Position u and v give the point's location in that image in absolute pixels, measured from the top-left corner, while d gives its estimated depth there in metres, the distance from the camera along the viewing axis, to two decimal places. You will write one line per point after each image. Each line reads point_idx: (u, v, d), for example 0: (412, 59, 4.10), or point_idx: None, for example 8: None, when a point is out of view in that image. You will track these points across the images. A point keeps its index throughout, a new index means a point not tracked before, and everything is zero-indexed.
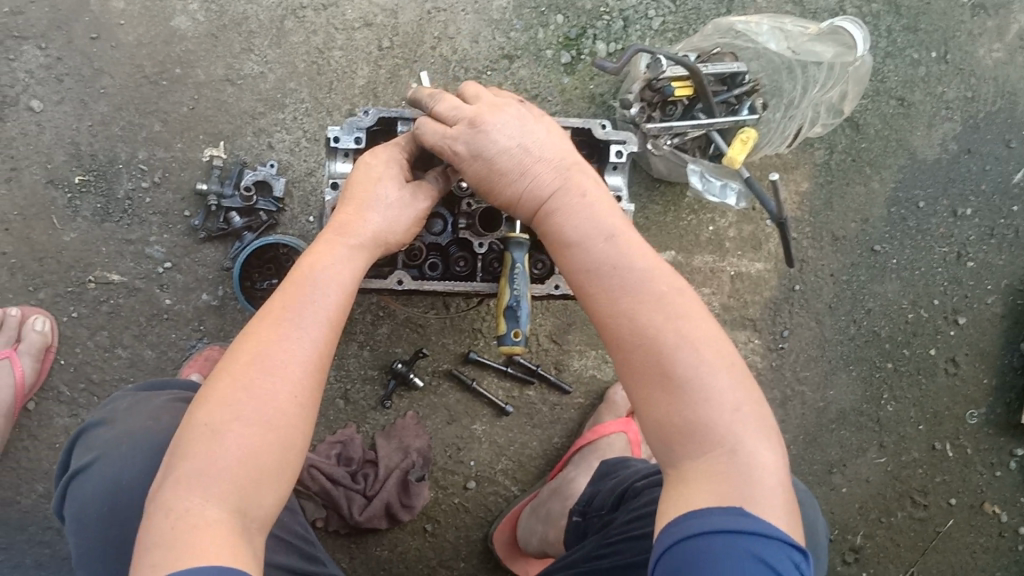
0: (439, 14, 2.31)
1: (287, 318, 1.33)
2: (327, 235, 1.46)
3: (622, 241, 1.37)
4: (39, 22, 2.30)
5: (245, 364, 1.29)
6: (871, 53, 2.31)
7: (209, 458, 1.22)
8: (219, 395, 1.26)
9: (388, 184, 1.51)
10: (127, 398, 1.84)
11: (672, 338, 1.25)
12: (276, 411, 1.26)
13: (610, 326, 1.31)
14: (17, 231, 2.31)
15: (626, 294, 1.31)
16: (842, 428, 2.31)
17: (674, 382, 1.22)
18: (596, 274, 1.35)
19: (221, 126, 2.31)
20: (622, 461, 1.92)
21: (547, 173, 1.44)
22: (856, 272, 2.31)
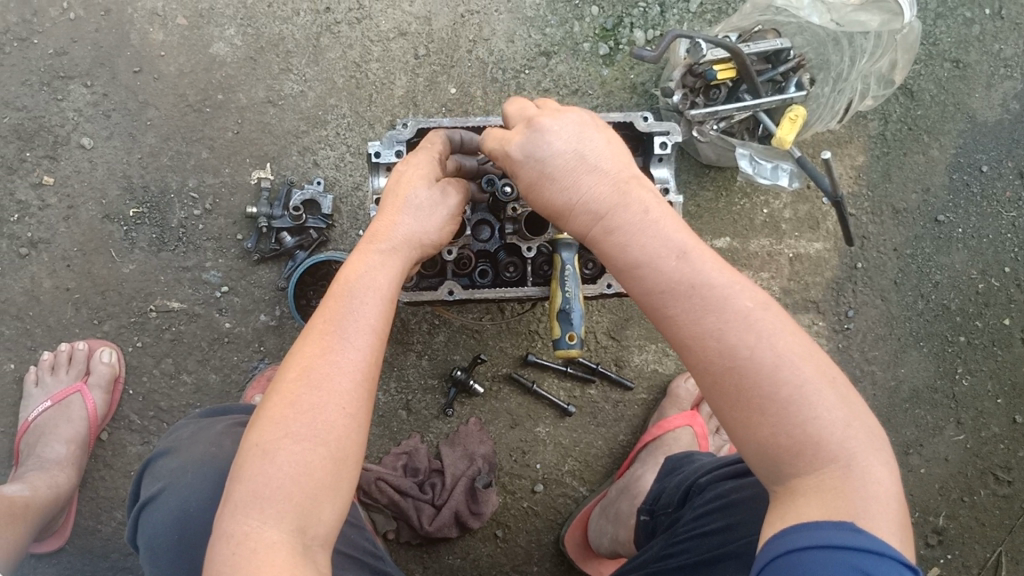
0: (473, 17, 2.29)
1: (329, 330, 1.33)
2: (363, 246, 1.47)
3: (695, 258, 1.23)
4: (83, 61, 2.35)
5: (293, 382, 1.28)
6: (921, 16, 2.22)
7: (264, 479, 1.21)
8: (270, 414, 1.27)
9: (419, 186, 1.53)
10: (190, 426, 1.90)
11: (771, 358, 1.15)
12: (326, 424, 1.26)
13: (690, 351, 1.20)
14: (78, 266, 2.36)
15: (714, 315, 1.18)
16: (917, 407, 2.23)
17: (777, 403, 1.13)
18: (668, 293, 1.22)
19: (266, 148, 2.32)
20: (687, 457, 1.88)
21: (603, 187, 1.30)
22: (921, 244, 2.23)
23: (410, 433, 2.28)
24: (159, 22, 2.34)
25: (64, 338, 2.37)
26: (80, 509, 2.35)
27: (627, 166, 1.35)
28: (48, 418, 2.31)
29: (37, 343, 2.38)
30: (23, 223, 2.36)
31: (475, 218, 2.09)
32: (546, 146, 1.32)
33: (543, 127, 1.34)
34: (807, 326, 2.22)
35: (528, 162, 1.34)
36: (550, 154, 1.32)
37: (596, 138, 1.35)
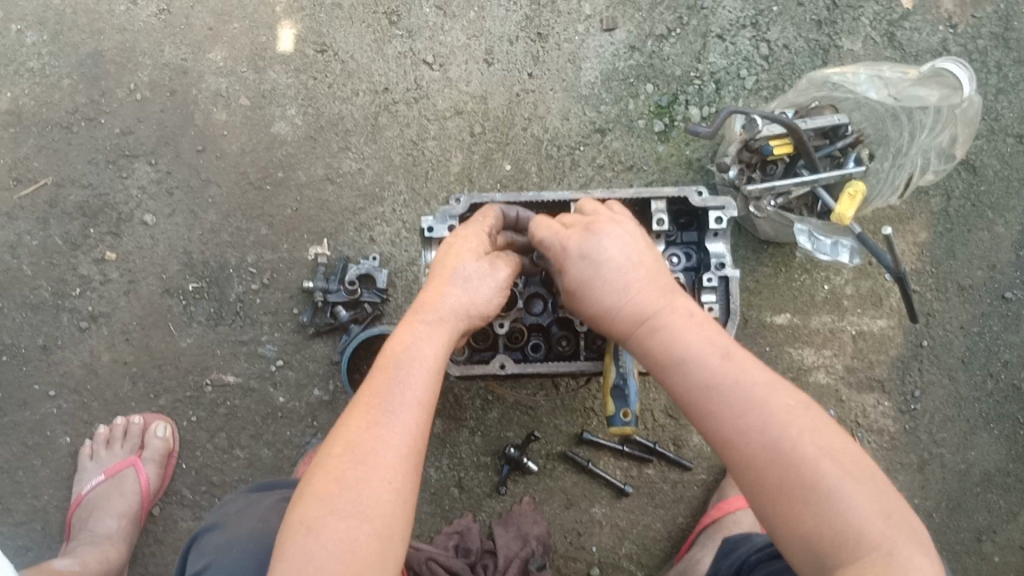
0: (528, 95, 2.32)
1: (374, 405, 1.33)
2: (410, 319, 1.47)
3: (738, 360, 1.28)
4: (149, 140, 2.41)
5: (337, 458, 1.28)
6: (981, 92, 2.22)
7: (308, 556, 1.18)
8: (315, 490, 1.25)
9: (467, 259, 1.54)
10: (239, 501, 1.91)
11: (811, 452, 1.15)
12: (371, 500, 1.23)
13: (731, 447, 1.21)
14: (137, 340, 2.40)
15: (756, 411, 1.21)
16: (988, 492, 2.15)
17: (816, 494, 1.12)
18: (706, 389, 1.26)
19: (324, 225, 2.35)
20: (743, 536, 1.83)
21: (651, 294, 1.39)
22: (989, 322, 2.18)
23: (463, 512, 2.24)
24: (221, 102, 2.40)
25: (120, 412, 2.39)
26: None
27: (669, 280, 1.44)
28: (100, 492, 2.31)
29: (93, 417, 2.40)
30: (84, 297, 2.40)
31: (529, 292, 2.09)
32: (600, 248, 1.43)
33: (598, 233, 1.44)
34: (872, 406, 2.17)
35: (586, 254, 1.43)
36: (603, 257, 1.42)
37: (642, 251, 1.45)
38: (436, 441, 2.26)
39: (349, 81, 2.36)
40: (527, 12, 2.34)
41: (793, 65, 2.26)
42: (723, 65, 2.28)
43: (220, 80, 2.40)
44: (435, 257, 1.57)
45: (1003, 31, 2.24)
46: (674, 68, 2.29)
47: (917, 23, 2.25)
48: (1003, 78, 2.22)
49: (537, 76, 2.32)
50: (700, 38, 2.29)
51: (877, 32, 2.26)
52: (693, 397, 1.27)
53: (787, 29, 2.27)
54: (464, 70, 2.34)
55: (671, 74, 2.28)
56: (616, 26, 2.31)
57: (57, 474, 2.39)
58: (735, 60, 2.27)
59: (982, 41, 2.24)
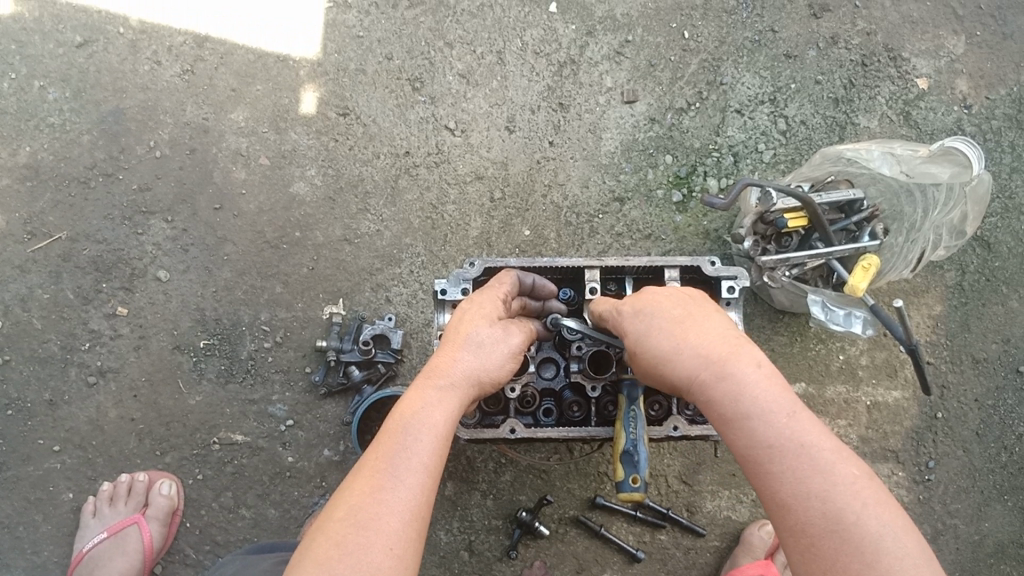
0: (549, 162, 2.37)
1: (383, 468, 1.29)
2: (423, 381, 1.44)
3: (804, 419, 1.25)
4: (166, 197, 2.43)
5: (338, 524, 1.22)
6: (996, 170, 2.30)
7: None
8: (314, 557, 1.19)
9: (480, 325, 1.52)
10: (236, 562, 1.88)
11: (872, 529, 1.15)
12: (369, 567, 1.17)
13: (788, 511, 1.20)
14: (145, 396, 2.38)
15: (819, 477, 1.20)
16: (1002, 563, 2.17)
17: (877, 572, 1.12)
18: (772, 444, 1.24)
19: (340, 284, 2.37)
20: None
21: (717, 340, 1.36)
22: (1003, 395, 2.22)
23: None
24: (242, 162, 2.42)
25: (125, 469, 2.36)
26: None
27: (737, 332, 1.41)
28: (103, 550, 2.28)
29: (97, 473, 2.36)
30: (93, 351, 2.39)
31: (541, 356, 2.04)
32: (652, 313, 1.43)
33: (642, 300, 1.48)
34: (887, 476, 2.19)
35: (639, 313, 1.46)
36: (654, 321, 1.42)
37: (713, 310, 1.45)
38: (447, 503, 2.24)
39: (370, 144, 2.40)
40: (549, 83, 2.40)
41: (810, 140, 2.33)
42: (741, 138, 2.34)
43: (241, 140, 2.43)
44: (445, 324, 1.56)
45: (1017, 113, 2.34)
46: (692, 140, 2.35)
47: (932, 102, 2.34)
48: (1018, 157, 2.31)
49: (558, 145, 2.37)
50: (719, 112, 2.35)
51: (893, 110, 2.34)
52: (755, 451, 1.25)
53: (805, 105, 2.34)
54: (485, 137, 2.39)
55: (690, 146, 2.34)
56: (637, 98, 2.37)
57: (56, 531, 2.35)
58: (753, 134, 2.34)
59: (996, 122, 2.33)
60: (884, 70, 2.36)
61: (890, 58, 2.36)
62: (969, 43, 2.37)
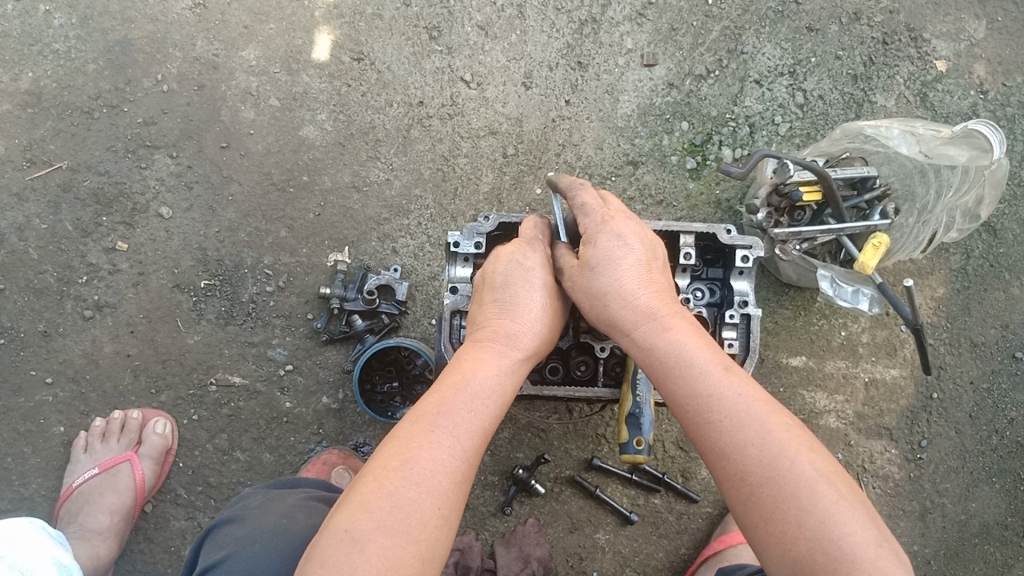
0: (564, 122, 2.36)
1: (440, 421, 1.29)
2: (488, 345, 1.43)
3: (735, 373, 1.33)
4: (171, 132, 2.38)
5: (391, 470, 1.23)
6: (1008, 158, 2.34)
7: (352, 565, 1.13)
8: (361, 501, 1.20)
9: (541, 292, 1.50)
10: (258, 497, 1.77)
11: (805, 471, 1.19)
12: (420, 521, 1.19)
13: (726, 463, 1.24)
14: (142, 333, 2.35)
15: (751, 426, 1.24)
16: (985, 543, 2.27)
17: (812, 516, 1.16)
18: (699, 396, 1.30)
19: (346, 233, 2.34)
20: (736, 567, 1.86)
21: (665, 294, 1.46)
22: (998, 379, 2.30)
23: (465, 529, 2.25)
24: (251, 101, 2.38)
25: (119, 405, 2.34)
26: None
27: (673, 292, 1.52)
28: (94, 486, 2.25)
29: (90, 408, 2.34)
30: (90, 285, 2.35)
31: None
32: (633, 239, 1.49)
33: (629, 225, 1.52)
34: (880, 453, 2.27)
35: (620, 234, 1.49)
36: (631, 249, 1.48)
37: (655, 257, 1.51)
38: None
39: (383, 91, 2.37)
40: (569, 40, 2.38)
41: (826, 116, 2.35)
42: (758, 110, 2.35)
43: (251, 79, 2.38)
44: (501, 271, 1.52)
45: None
46: (709, 108, 2.35)
47: (950, 85, 2.36)
48: None
49: (574, 104, 2.36)
50: (738, 81, 2.36)
51: (910, 90, 2.36)
52: (683, 408, 1.31)
53: (824, 80, 2.36)
54: (502, 92, 2.37)
55: (706, 114, 2.35)
56: (656, 61, 2.36)
57: (47, 464, 2.33)
58: (770, 106, 2.35)
59: (1011, 109, 2.37)
60: (905, 49, 2.37)
61: (911, 38, 2.37)
62: (989, 28, 2.39)
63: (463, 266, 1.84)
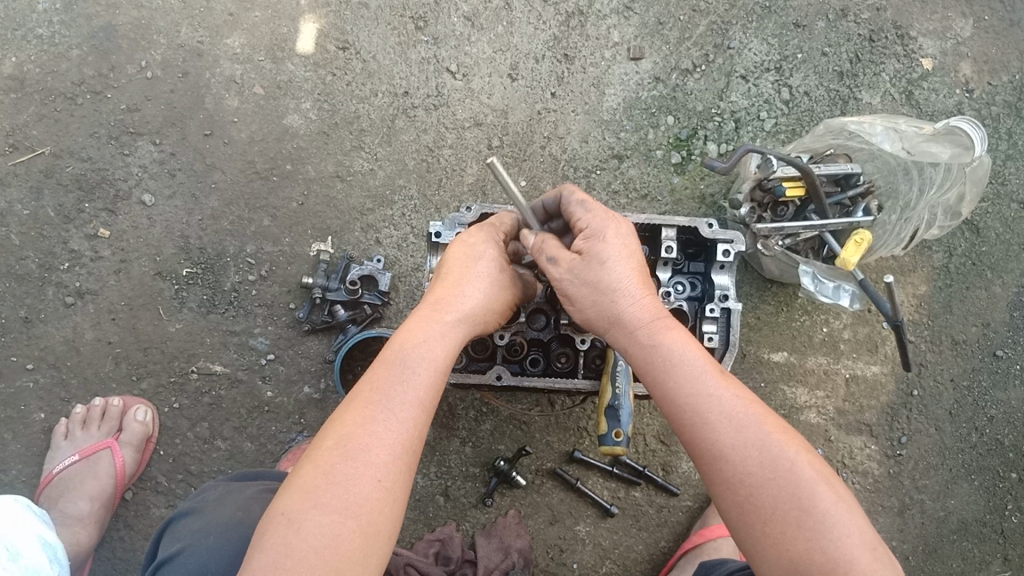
0: (549, 114, 2.35)
1: (377, 398, 1.28)
2: (424, 311, 1.40)
3: (731, 379, 1.32)
4: (155, 119, 2.37)
5: (328, 451, 1.24)
6: (992, 156, 2.35)
7: (288, 546, 1.15)
8: (304, 483, 1.21)
9: (486, 262, 1.46)
10: (220, 488, 1.77)
11: (806, 472, 1.21)
12: (356, 498, 1.20)
13: (712, 467, 1.25)
14: (124, 320, 2.34)
15: (733, 428, 1.24)
16: (964, 540, 2.28)
17: (812, 517, 1.17)
18: (692, 392, 1.29)
19: (330, 222, 2.34)
20: (720, 560, 1.83)
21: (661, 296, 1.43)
22: (979, 377, 2.30)
23: (446, 520, 2.25)
24: (235, 89, 2.36)
25: (100, 392, 2.33)
26: (94, 568, 2.28)
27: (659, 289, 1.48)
28: (74, 472, 2.24)
29: (71, 394, 2.32)
30: (72, 272, 2.33)
31: (531, 306, 1.93)
32: (631, 238, 1.44)
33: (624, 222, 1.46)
34: (859, 449, 2.28)
35: (623, 233, 1.44)
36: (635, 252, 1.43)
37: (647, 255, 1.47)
38: (425, 448, 2.26)
39: (368, 80, 2.36)
40: (555, 32, 2.37)
41: (812, 112, 2.35)
42: (744, 105, 2.35)
43: (235, 66, 2.37)
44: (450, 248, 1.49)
45: (1017, 101, 2.38)
46: (695, 103, 2.35)
47: (935, 84, 2.36)
48: (1014, 145, 2.36)
49: (560, 97, 2.36)
50: (724, 77, 2.36)
51: (896, 88, 2.36)
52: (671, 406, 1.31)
53: (809, 76, 2.35)
54: (487, 83, 2.36)
55: (692, 109, 2.35)
56: (643, 55, 2.36)
57: (27, 450, 2.31)
58: (756, 101, 2.35)
59: (996, 108, 2.37)
60: (891, 47, 2.37)
61: (897, 35, 2.38)
62: (976, 27, 2.39)
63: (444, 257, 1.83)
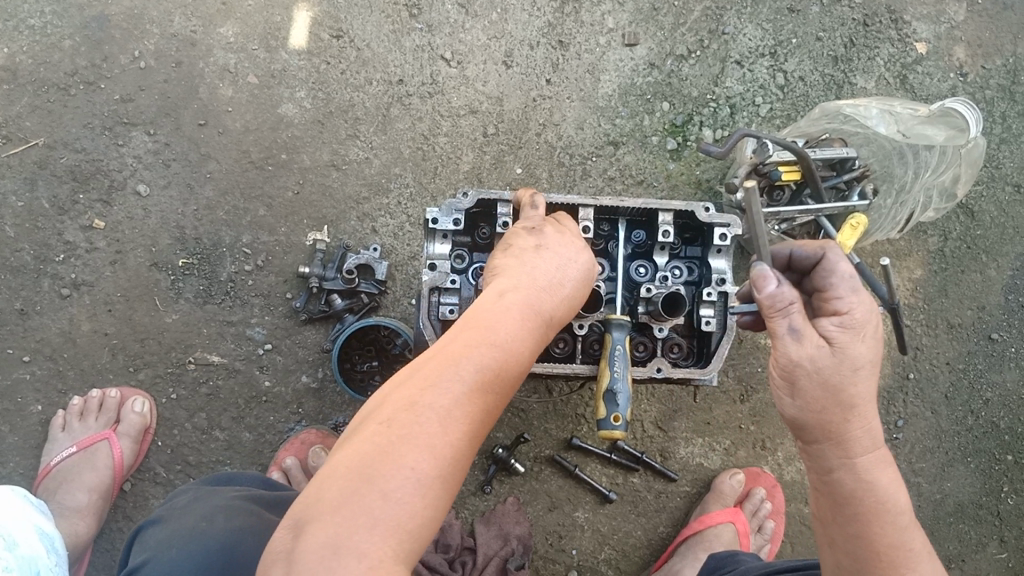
0: (544, 101, 2.35)
1: (460, 355, 1.20)
2: (509, 297, 1.34)
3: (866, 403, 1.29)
4: (149, 109, 2.36)
5: (408, 399, 1.14)
6: (986, 140, 2.36)
7: (368, 491, 1.05)
8: (381, 428, 1.12)
9: (558, 253, 1.48)
10: (189, 493, 1.78)
11: (905, 519, 1.24)
12: (439, 447, 1.11)
13: (837, 525, 1.28)
14: (120, 312, 2.33)
15: (874, 499, 1.25)
16: (961, 522, 2.29)
17: (898, 550, 1.22)
18: (840, 444, 1.28)
19: (325, 211, 2.33)
20: (730, 554, 1.83)
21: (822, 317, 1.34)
22: (974, 360, 2.32)
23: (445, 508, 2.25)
24: (229, 79, 2.36)
25: (97, 384, 2.32)
26: (93, 559, 2.28)
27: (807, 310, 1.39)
28: (71, 464, 2.23)
29: (68, 386, 2.32)
30: (67, 264, 2.33)
31: None
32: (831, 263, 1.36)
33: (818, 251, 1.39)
34: None
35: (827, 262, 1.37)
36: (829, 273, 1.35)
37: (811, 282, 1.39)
38: None
39: (362, 68, 2.35)
40: (550, 18, 2.37)
41: (807, 97, 2.35)
42: (739, 90, 2.35)
43: (229, 56, 2.36)
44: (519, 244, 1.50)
45: (1011, 84, 2.38)
46: (691, 88, 2.35)
47: (930, 67, 2.37)
48: (1007, 128, 2.37)
49: (555, 83, 2.35)
50: (719, 62, 2.36)
51: (890, 72, 2.36)
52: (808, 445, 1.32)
53: (804, 61, 2.35)
54: (482, 70, 2.36)
55: (687, 95, 2.34)
56: (638, 41, 2.35)
57: (24, 443, 2.31)
58: (752, 87, 2.35)
59: (990, 92, 2.38)
60: (885, 31, 2.37)
61: (892, 19, 2.38)
62: (970, 11, 2.39)
63: (442, 243, 1.81)
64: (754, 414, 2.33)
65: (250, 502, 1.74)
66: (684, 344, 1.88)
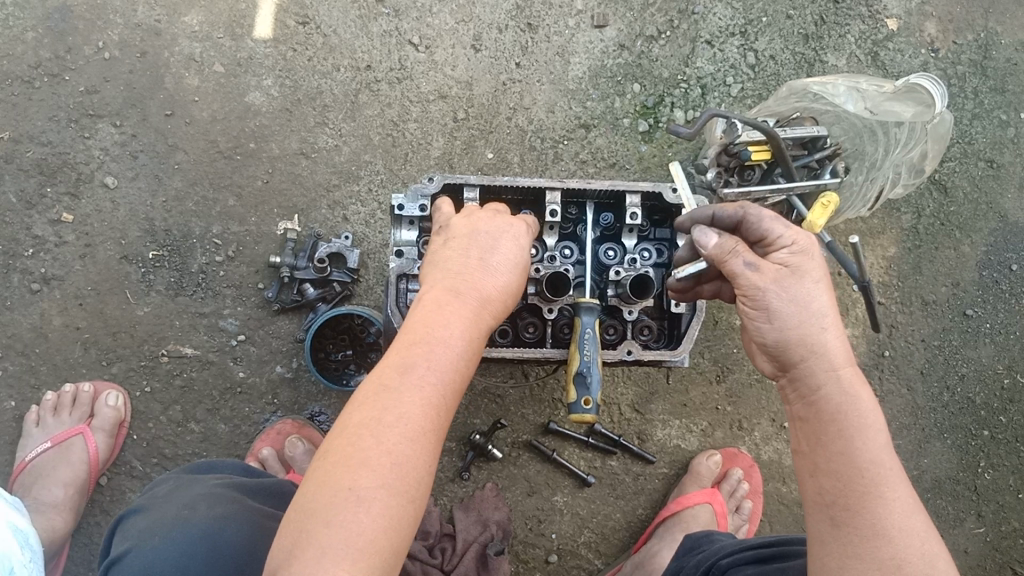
0: (515, 85, 2.33)
1: (404, 365, 1.20)
2: (442, 290, 1.32)
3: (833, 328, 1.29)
4: (114, 100, 2.32)
5: (359, 418, 1.15)
6: (958, 116, 2.35)
7: (330, 522, 1.06)
8: (337, 453, 1.12)
9: (500, 238, 1.42)
10: (167, 485, 1.76)
11: (876, 420, 1.22)
12: (392, 466, 1.11)
13: (819, 447, 1.24)
14: (91, 305, 2.30)
15: (856, 415, 1.23)
16: (938, 498, 2.30)
17: (873, 452, 1.20)
18: (824, 356, 1.27)
19: (296, 200, 2.31)
20: (706, 535, 1.82)
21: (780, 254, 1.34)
22: (949, 336, 2.31)
23: None
24: (194, 68, 2.33)
25: (70, 378, 2.30)
26: (71, 555, 2.26)
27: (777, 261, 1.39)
28: (47, 459, 2.22)
29: (40, 381, 2.29)
30: (37, 258, 2.30)
31: None
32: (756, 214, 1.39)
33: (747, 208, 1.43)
34: None
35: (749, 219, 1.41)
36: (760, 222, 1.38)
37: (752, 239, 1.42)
38: None
39: (330, 55, 2.33)
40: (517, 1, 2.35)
41: (778, 75, 2.33)
42: (710, 71, 2.33)
43: (194, 45, 2.33)
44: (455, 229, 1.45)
45: (982, 59, 2.37)
46: (661, 69, 2.33)
47: (901, 44, 2.36)
48: (979, 104, 2.36)
49: (525, 67, 2.33)
50: (689, 42, 2.34)
51: (862, 49, 2.35)
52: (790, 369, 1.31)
53: (774, 40, 2.34)
54: (450, 55, 2.34)
55: (658, 76, 2.33)
56: (607, 23, 2.34)
57: None
58: (722, 67, 2.33)
59: (962, 67, 2.36)
60: (855, 8, 2.36)
61: None
62: None
63: (409, 230, 1.81)
64: (730, 395, 2.33)
65: (229, 493, 1.70)
66: (655, 325, 1.87)
